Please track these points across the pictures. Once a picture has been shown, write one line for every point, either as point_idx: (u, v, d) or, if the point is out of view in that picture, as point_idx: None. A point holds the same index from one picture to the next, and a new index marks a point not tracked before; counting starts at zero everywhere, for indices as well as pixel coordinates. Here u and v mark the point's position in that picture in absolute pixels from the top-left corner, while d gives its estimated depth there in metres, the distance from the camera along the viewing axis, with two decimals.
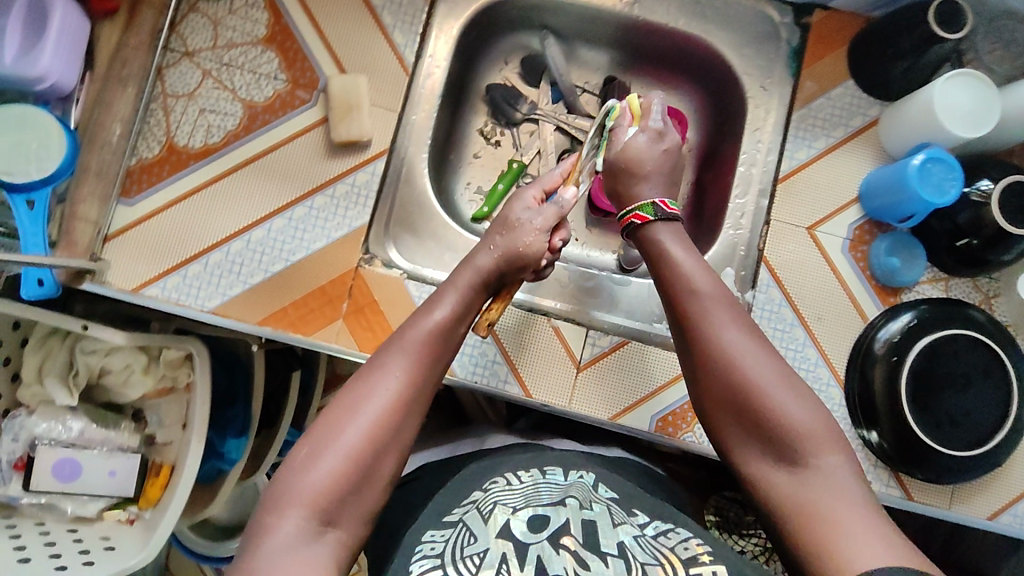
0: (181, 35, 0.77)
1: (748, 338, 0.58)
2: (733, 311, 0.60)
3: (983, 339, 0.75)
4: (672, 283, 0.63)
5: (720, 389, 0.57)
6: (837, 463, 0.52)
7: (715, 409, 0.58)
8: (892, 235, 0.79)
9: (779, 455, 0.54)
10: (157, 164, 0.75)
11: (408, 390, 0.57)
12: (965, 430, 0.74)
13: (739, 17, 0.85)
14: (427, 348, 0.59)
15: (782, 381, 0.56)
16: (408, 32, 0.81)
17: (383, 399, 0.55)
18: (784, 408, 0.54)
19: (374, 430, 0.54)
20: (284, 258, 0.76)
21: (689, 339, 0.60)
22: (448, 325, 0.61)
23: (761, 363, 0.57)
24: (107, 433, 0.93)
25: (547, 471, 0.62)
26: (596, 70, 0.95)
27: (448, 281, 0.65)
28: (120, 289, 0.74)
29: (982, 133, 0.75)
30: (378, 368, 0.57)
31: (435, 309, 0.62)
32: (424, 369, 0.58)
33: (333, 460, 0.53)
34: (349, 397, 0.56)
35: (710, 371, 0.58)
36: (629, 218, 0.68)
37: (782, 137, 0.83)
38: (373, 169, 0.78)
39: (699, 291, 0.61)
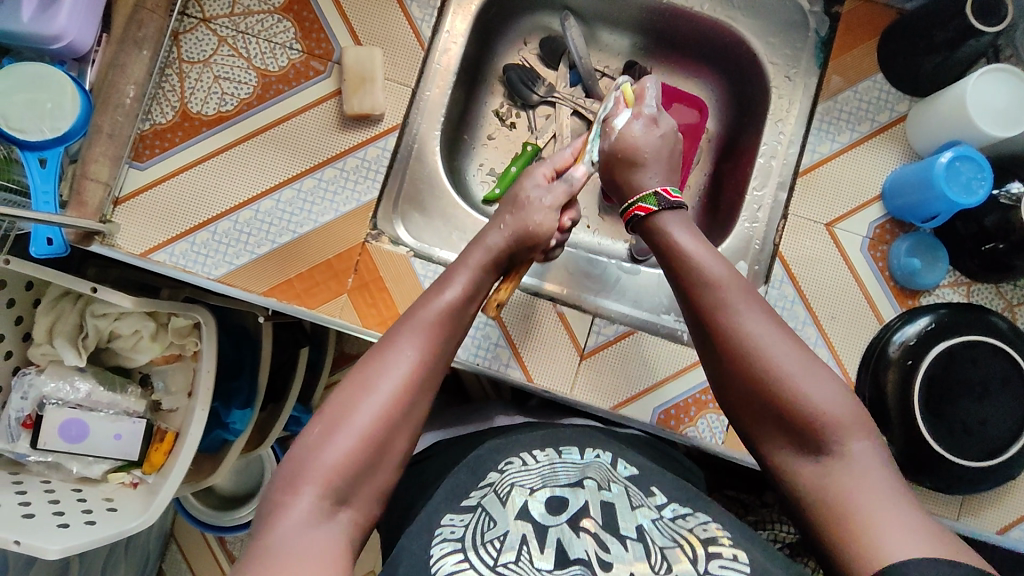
0: (199, 0, 0.77)
1: (769, 327, 0.55)
2: (753, 298, 0.56)
3: (1004, 346, 0.72)
4: (685, 272, 0.59)
5: (742, 385, 0.55)
6: (866, 449, 0.51)
7: (737, 400, 0.56)
8: (914, 236, 0.77)
9: (807, 447, 0.52)
10: (170, 130, 0.75)
11: (421, 369, 0.55)
12: (979, 440, 0.71)
13: (767, 4, 0.83)
14: (439, 326, 0.58)
15: (804, 370, 0.53)
16: (425, 6, 0.79)
17: (396, 378, 0.54)
18: (809, 396, 0.52)
19: (388, 409, 0.53)
20: (291, 230, 0.75)
21: (706, 328, 0.57)
22: (460, 304, 0.60)
23: (784, 351, 0.53)
24: (113, 396, 0.95)
25: (563, 452, 0.60)
26: (616, 54, 0.93)
27: (459, 260, 0.64)
28: (129, 253, 0.74)
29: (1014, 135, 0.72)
30: (389, 347, 0.56)
31: (445, 291, 0.60)
32: (436, 348, 0.57)
33: (346, 440, 0.51)
34: (360, 378, 0.54)
35: (732, 368, 0.55)
36: (630, 211, 0.64)
37: (804, 130, 0.81)
38: (384, 144, 0.77)
39: (712, 276, 0.57)
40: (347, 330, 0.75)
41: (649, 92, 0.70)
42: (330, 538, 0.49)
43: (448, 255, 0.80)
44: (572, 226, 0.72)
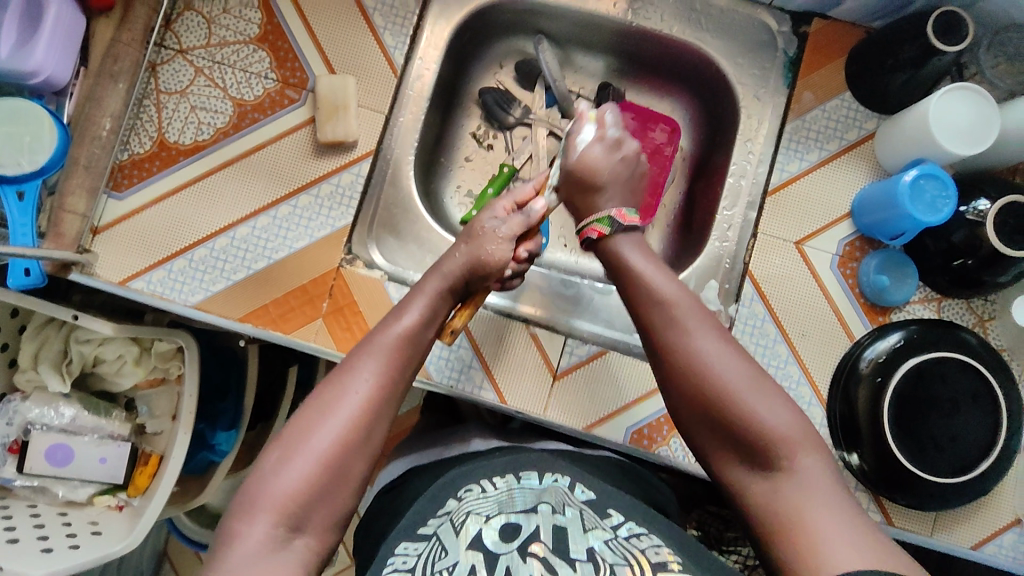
0: (176, 32, 0.78)
1: (719, 344, 0.56)
2: (704, 315, 0.58)
3: (973, 362, 0.73)
4: (639, 293, 0.60)
5: (693, 402, 0.56)
6: (815, 463, 0.52)
7: (691, 423, 0.57)
8: (883, 253, 0.78)
9: (757, 462, 0.53)
10: (148, 160, 0.77)
11: (380, 392, 0.56)
12: (950, 456, 0.72)
13: (735, 25, 0.84)
14: (398, 351, 0.59)
15: (751, 386, 0.54)
16: (398, 35, 0.81)
17: (354, 402, 0.55)
18: (758, 413, 0.53)
19: (346, 432, 0.54)
20: (267, 256, 0.77)
21: (659, 349, 0.58)
22: (418, 328, 0.61)
23: (734, 369, 0.55)
24: (98, 421, 0.95)
25: (522, 478, 0.61)
26: (591, 76, 0.94)
27: (415, 288, 0.65)
28: (107, 281, 0.75)
29: (978, 152, 0.72)
30: (348, 371, 0.57)
31: (404, 316, 0.61)
32: (395, 371, 0.58)
33: (304, 463, 0.52)
34: (318, 402, 0.55)
35: (683, 383, 0.56)
36: (586, 232, 0.65)
37: (774, 149, 0.82)
38: (358, 170, 0.79)
39: (662, 294, 0.59)
40: (323, 354, 0.76)
41: (610, 118, 0.70)
42: (288, 569, 0.50)
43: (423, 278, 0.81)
44: (529, 257, 0.72)
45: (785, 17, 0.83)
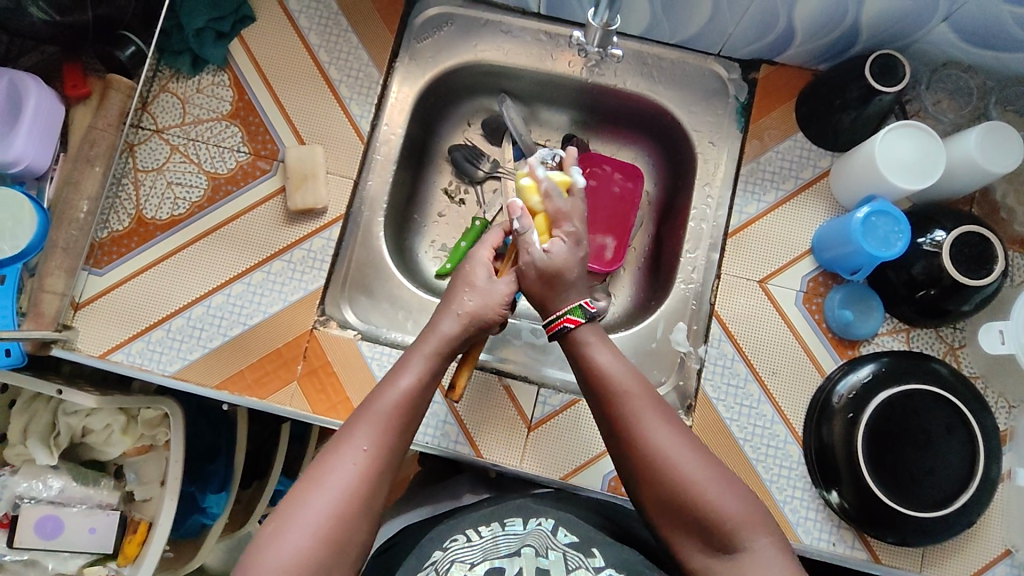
0: (152, 113, 0.82)
1: (676, 438, 0.61)
2: (657, 409, 0.63)
3: (945, 394, 0.72)
4: (603, 388, 0.65)
5: (658, 492, 0.60)
6: (770, 544, 0.56)
7: (653, 507, 0.60)
8: (846, 287, 0.79)
9: (719, 548, 0.57)
10: (126, 236, 0.80)
11: (375, 461, 0.58)
12: (929, 490, 0.71)
13: (686, 77, 0.87)
14: (392, 418, 0.60)
15: (713, 477, 0.59)
16: (363, 103, 0.84)
17: (349, 472, 0.56)
18: (718, 500, 0.57)
19: (341, 503, 0.55)
20: (241, 322, 0.79)
21: (621, 439, 0.63)
22: (417, 391, 0.63)
23: (691, 459, 0.60)
24: (86, 491, 0.95)
25: (506, 523, 0.61)
26: (556, 129, 0.97)
27: (414, 346, 0.67)
28: (88, 354, 0.77)
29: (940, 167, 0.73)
30: (344, 441, 0.58)
31: (400, 378, 0.63)
32: (393, 440, 0.60)
33: (301, 537, 0.53)
34: (315, 474, 0.57)
35: (648, 473, 0.60)
36: (561, 322, 0.68)
37: (731, 192, 0.84)
38: (329, 234, 0.82)
39: (620, 389, 0.64)
40: (299, 417, 0.78)
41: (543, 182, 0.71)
42: None
43: (397, 334, 0.83)
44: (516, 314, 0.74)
45: (734, 65, 0.86)
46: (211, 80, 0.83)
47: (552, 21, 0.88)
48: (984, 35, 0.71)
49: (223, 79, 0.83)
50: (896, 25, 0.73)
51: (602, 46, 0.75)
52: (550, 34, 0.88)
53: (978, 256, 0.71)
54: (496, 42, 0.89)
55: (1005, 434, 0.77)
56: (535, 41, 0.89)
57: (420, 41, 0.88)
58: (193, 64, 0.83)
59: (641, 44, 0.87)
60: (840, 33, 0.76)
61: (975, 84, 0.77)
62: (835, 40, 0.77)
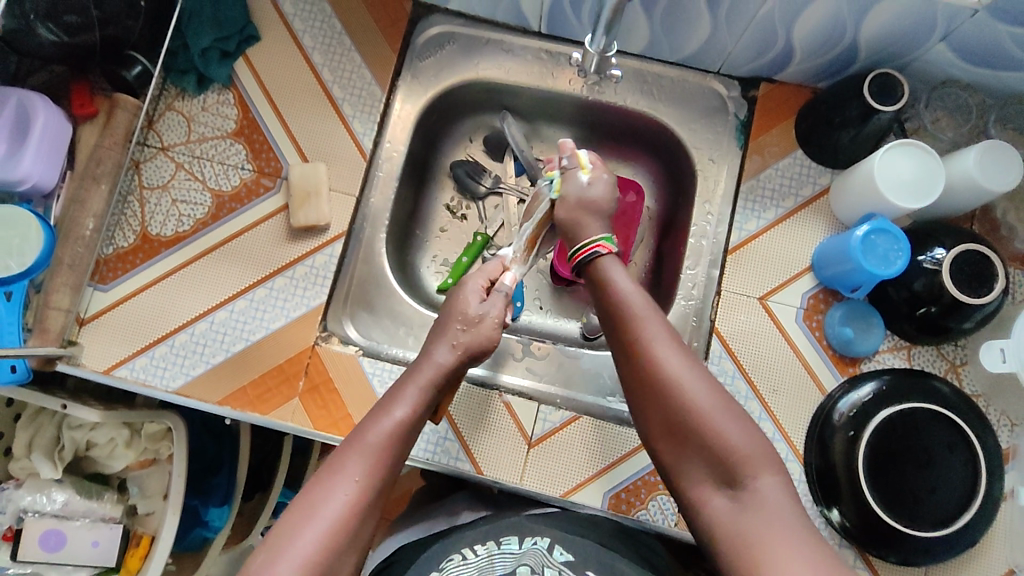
0: (158, 131, 0.84)
1: (690, 363, 0.61)
2: (671, 337, 0.63)
3: (945, 412, 0.72)
4: (621, 316, 0.66)
5: (666, 415, 0.60)
6: (774, 484, 0.55)
7: (660, 432, 0.61)
8: (846, 305, 0.79)
9: (722, 479, 0.57)
10: (132, 252, 0.81)
11: (367, 492, 0.58)
12: (931, 509, 0.70)
13: (686, 94, 0.87)
14: (385, 448, 0.61)
15: (722, 406, 0.59)
16: (366, 121, 0.85)
17: (341, 502, 0.56)
18: (725, 431, 0.57)
19: (332, 533, 0.54)
20: (244, 338, 0.79)
21: (633, 366, 0.63)
22: (409, 423, 0.64)
23: (704, 388, 0.59)
24: (89, 504, 0.96)
25: (502, 542, 0.61)
26: (557, 145, 0.98)
27: (408, 376, 0.68)
28: (92, 370, 0.78)
29: (940, 181, 0.73)
30: (335, 470, 0.58)
31: (395, 409, 0.64)
32: (384, 470, 0.60)
33: (289, 567, 0.52)
34: (306, 503, 0.56)
35: (658, 398, 0.61)
36: (594, 246, 0.72)
37: (731, 209, 0.84)
38: (331, 251, 0.82)
39: (634, 314, 0.65)
40: (300, 433, 0.78)
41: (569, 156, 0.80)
42: None
43: (398, 351, 0.83)
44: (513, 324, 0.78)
45: (734, 82, 0.87)
46: (216, 98, 0.84)
47: (553, 39, 0.89)
48: (983, 55, 0.71)
49: (228, 98, 0.84)
50: (894, 45, 0.73)
51: (598, 70, 0.78)
52: (551, 52, 0.89)
53: (978, 274, 0.71)
54: (497, 61, 0.89)
55: (1008, 452, 0.76)
56: (536, 60, 0.89)
57: (422, 59, 0.89)
58: (198, 83, 0.84)
59: (641, 62, 0.88)
60: (839, 52, 0.76)
61: (975, 102, 0.78)
62: (834, 59, 0.77)
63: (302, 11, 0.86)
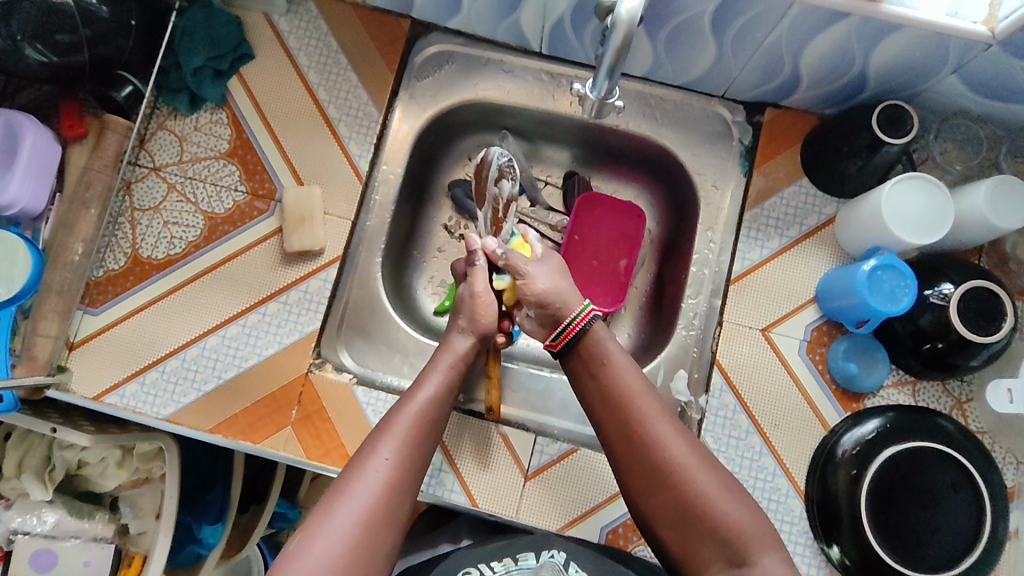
0: (149, 151, 0.82)
1: (690, 449, 0.61)
2: (672, 420, 0.62)
3: (950, 451, 0.71)
4: (615, 398, 0.64)
5: (671, 503, 0.59)
6: (778, 560, 0.55)
7: (665, 519, 0.60)
8: (850, 338, 0.77)
9: (732, 563, 0.56)
10: (122, 275, 0.79)
11: (398, 470, 0.58)
12: (934, 550, 0.69)
13: (690, 118, 0.86)
14: (414, 427, 0.62)
15: (726, 489, 0.59)
16: (363, 143, 0.84)
17: (374, 481, 0.56)
18: (731, 515, 0.57)
19: (368, 513, 0.55)
20: (236, 365, 0.78)
21: (634, 452, 0.61)
22: (434, 401, 0.65)
23: (707, 474, 0.59)
24: (81, 524, 0.95)
25: (519, 558, 0.60)
26: (558, 165, 0.96)
27: (429, 362, 0.69)
28: (81, 396, 0.77)
29: (946, 223, 0.71)
30: (366, 454, 0.59)
31: (419, 390, 0.65)
32: (414, 451, 0.60)
33: (328, 545, 0.52)
34: (340, 484, 0.57)
35: (663, 488, 0.60)
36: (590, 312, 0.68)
37: (734, 237, 0.82)
38: (326, 276, 0.81)
39: (635, 397, 0.63)
40: (293, 461, 0.77)
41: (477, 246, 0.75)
42: None
43: (392, 379, 0.82)
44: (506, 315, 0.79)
45: (739, 107, 0.85)
46: (209, 118, 0.83)
47: (553, 60, 0.87)
48: (995, 88, 0.69)
49: (221, 117, 0.83)
50: (905, 75, 0.72)
51: (599, 113, 0.69)
52: (552, 74, 0.87)
53: (987, 311, 0.69)
54: (497, 82, 0.88)
55: (1012, 490, 0.75)
56: (536, 81, 0.87)
57: (420, 79, 0.87)
58: (191, 102, 0.82)
59: (644, 85, 0.86)
60: (847, 81, 0.74)
61: (985, 134, 0.76)
62: (841, 87, 0.75)
63: (298, 29, 0.85)
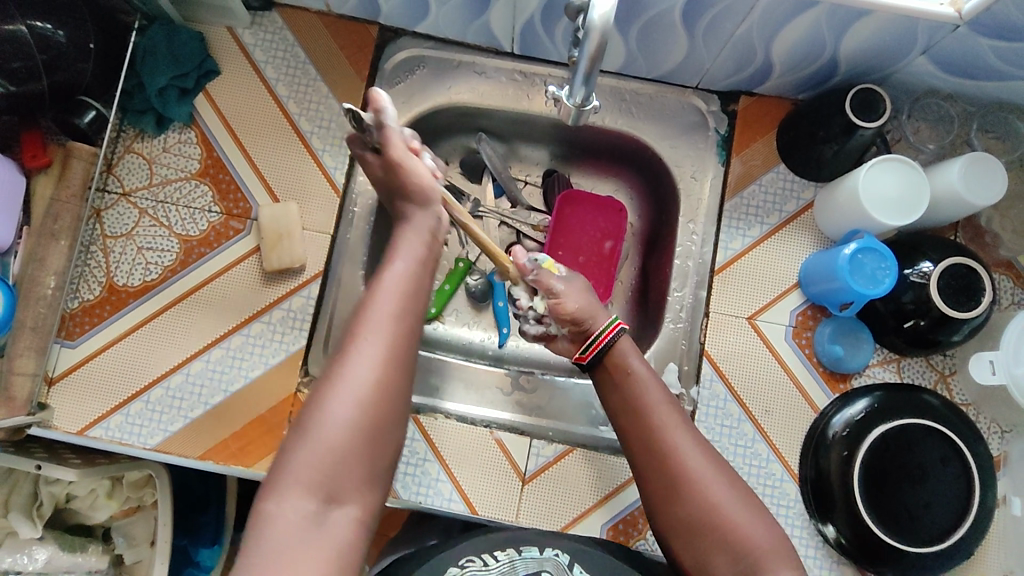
0: (117, 175, 0.79)
1: (710, 462, 0.61)
2: (691, 431, 0.62)
3: (939, 427, 0.72)
4: (638, 407, 0.64)
5: (685, 514, 0.59)
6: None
7: (678, 530, 0.59)
8: (835, 321, 0.78)
9: None
10: (98, 305, 0.77)
11: (390, 342, 0.55)
12: (926, 525, 0.70)
13: (665, 110, 0.85)
14: (400, 299, 0.57)
15: (746, 505, 0.59)
16: (337, 154, 0.82)
17: (371, 362, 0.54)
18: (748, 532, 0.57)
19: (366, 395, 0.53)
20: (223, 389, 0.77)
21: (653, 459, 0.62)
22: (412, 273, 0.60)
23: (726, 490, 0.59)
24: (73, 559, 0.92)
25: (523, 548, 0.59)
26: (536, 164, 0.95)
27: (400, 232, 0.64)
28: (65, 432, 0.75)
29: (921, 208, 0.72)
30: (354, 335, 0.55)
31: (397, 259, 0.60)
32: (401, 318, 0.57)
33: (326, 433, 0.51)
34: (330, 371, 0.54)
35: (680, 498, 0.59)
36: (615, 325, 0.69)
37: (716, 227, 0.83)
38: (309, 292, 0.80)
39: (656, 408, 0.63)
40: None
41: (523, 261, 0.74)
42: None
43: None
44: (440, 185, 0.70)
45: (713, 96, 0.85)
46: (178, 138, 0.81)
47: (526, 59, 0.86)
48: (963, 67, 0.70)
49: (190, 137, 0.81)
50: (874, 58, 0.72)
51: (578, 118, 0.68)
52: (525, 73, 0.87)
53: (966, 288, 0.71)
54: (470, 84, 0.87)
55: (1000, 459, 0.76)
56: (510, 81, 0.87)
57: (392, 85, 0.85)
58: (157, 122, 0.80)
59: (618, 80, 0.86)
60: (819, 66, 0.75)
61: (956, 111, 0.77)
62: (813, 73, 0.76)
63: (263, 41, 0.83)
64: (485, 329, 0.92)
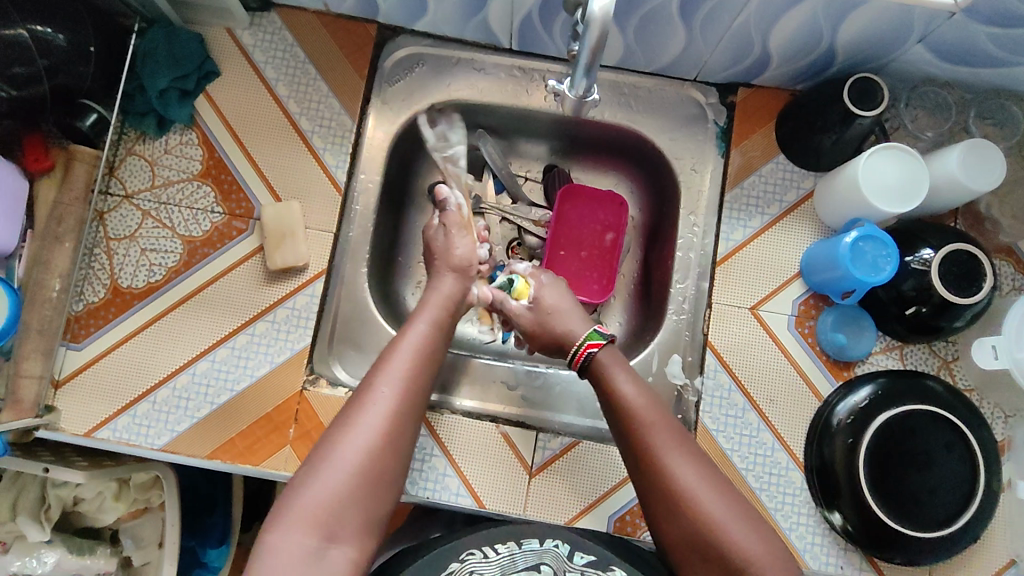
0: (120, 178, 0.80)
1: (702, 472, 0.59)
2: (683, 443, 0.61)
3: (942, 413, 0.72)
4: (630, 422, 0.64)
5: (680, 528, 0.57)
6: None
7: (678, 544, 0.58)
8: (837, 309, 0.79)
9: None
10: (103, 307, 0.77)
11: (400, 399, 0.59)
12: (931, 510, 0.71)
13: (663, 103, 0.86)
14: (416, 364, 0.62)
15: (739, 514, 0.57)
16: (338, 153, 0.83)
17: (379, 412, 0.57)
18: (742, 541, 0.55)
19: (374, 445, 0.55)
20: (229, 389, 0.77)
21: (646, 473, 0.61)
22: (426, 341, 0.65)
23: (716, 498, 0.58)
24: (82, 562, 0.93)
25: (523, 541, 0.59)
26: (536, 159, 0.96)
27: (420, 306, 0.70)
28: (72, 434, 0.75)
29: (921, 194, 0.72)
30: (365, 390, 0.59)
31: (414, 329, 0.66)
32: (413, 381, 0.61)
33: (333, 476, 0.53)
34: (343, 419, 0.57)
35: (673, 511, 0.58)
36: (584, 348, 0.71)
37: (717, 218, 0.83)
38: (312, 290, 0.80)
39: (647, 420, 0.63)
40: None
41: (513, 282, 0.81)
42: None
43: None
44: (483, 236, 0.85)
45: (711, 88, 0.85)
46: (179, 140, 0.81)
47: (525, 55, 0.87)
48: (961, 54, 0.70)
49: (191, 138, 0.81)
50: (871, 47, 0.73)
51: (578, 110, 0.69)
52: (524, 69, 0.87)
53: (967, 274, 0.71)
54: (469, 81, 0.87)
55: (1004, 444, 0.77)
56: (509, 78, 0.87)
57: (391, 83, 0.86)
58: (159, 124, 0.81)
59: (616, 74, 0.86)
60: (816, 56, 0.75)
61: (954, 99, 0.77)
62: (810, 63, 0.76)
63: (263, 41, 0.83)
64: (488, 325, 0.92)
